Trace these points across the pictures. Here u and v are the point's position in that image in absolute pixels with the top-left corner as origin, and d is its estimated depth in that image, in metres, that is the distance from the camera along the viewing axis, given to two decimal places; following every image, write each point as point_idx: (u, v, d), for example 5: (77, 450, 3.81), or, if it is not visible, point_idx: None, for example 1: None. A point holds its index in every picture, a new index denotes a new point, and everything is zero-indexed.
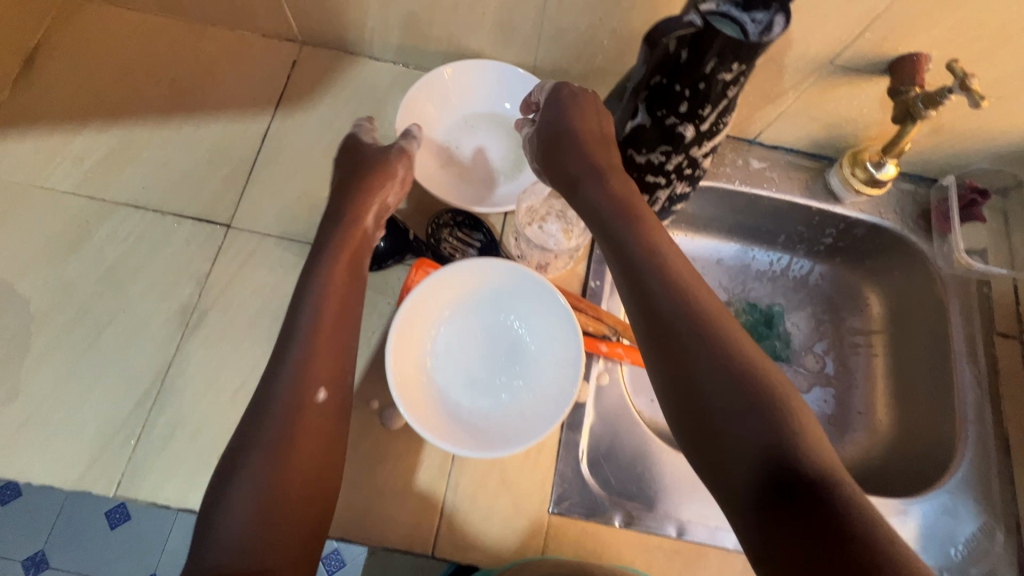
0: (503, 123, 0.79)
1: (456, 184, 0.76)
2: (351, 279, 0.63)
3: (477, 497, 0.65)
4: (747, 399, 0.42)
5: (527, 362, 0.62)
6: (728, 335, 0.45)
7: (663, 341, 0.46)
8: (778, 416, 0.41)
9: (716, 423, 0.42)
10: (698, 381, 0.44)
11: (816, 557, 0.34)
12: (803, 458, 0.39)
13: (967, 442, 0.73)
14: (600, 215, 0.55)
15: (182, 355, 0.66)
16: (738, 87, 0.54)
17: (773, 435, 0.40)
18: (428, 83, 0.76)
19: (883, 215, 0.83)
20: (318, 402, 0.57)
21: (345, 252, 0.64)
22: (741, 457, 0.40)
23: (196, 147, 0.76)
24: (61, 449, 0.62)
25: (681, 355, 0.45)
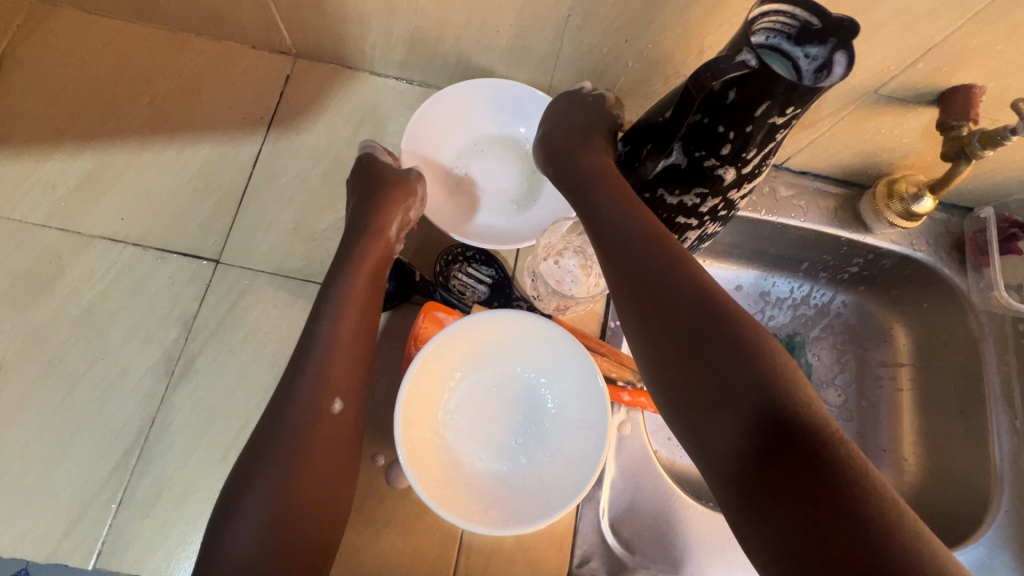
0: (517, 148, 0.73)
1: (465, 216, 0.70)
2: (374, 289, 0.58)
3: (491, 561, 0.60)
4: (733, 363, 0.37)
5: (548, 422, 0.57)
6: (703, 283, 0.42)
7: (635, 292, 0.44)
8: (758, 365, 0.37)
9: (690, 376, 0.39)
10: (670, 333, 0.41)
11: (793, 503, 0.31)
12: (786, 408, 0.35)
13: (1004, 492, 0.69)
14: (580, 181, 0.55)
15: (168, 407, 0.61)
16: (788, 130, 0.48)
17: (750, 384, 0.36)
18: (435, 104, 0.70)
19: (916, 246, 0.79)
20: (334, 413, 0.50)
21: (370, 260, 0.59)
22: (725, 418, 0.36)
23: (181, 172, 0.70)
24: (37, 515, 0.56)
25: (653, 306, 0.42)
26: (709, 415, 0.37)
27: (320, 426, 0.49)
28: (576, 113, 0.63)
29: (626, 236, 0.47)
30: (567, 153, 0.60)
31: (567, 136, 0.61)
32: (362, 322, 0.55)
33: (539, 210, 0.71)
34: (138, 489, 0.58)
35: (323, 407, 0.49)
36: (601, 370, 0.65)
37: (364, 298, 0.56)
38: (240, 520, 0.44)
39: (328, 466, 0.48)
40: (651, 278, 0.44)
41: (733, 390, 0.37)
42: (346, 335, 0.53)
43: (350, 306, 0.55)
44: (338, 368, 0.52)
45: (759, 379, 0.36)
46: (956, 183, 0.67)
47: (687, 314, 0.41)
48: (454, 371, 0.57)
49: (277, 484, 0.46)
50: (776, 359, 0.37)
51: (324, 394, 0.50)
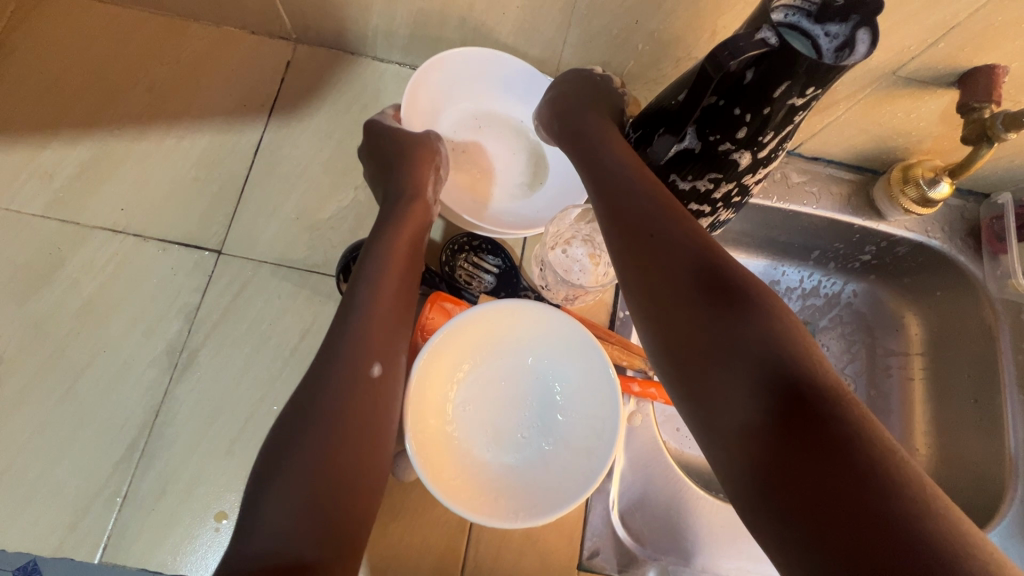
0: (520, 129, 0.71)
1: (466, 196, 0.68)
2: (412, 255, 0.56)
3: (501, 553, 0.59)
4: (742, 333, 0.36)
5: (557, 412, 0.56)
6: (711, 252, 0.40)
7: (640, 266, 0.42)
8: (768, 335, 0.36)
9: (698, 349, 0.37)
10: (676, 305, 0.39)
11: (809, 475, 0.30)
12: (797, 378, 0.33)
13: (1020, 482, 0.68)
14: (587, 151, 0.53)
15: (171, 401, 0.60)
16: (807, 111, 0.47)
17: (761, 354, 0.35)
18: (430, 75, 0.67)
19: (930, 233, 0.77)
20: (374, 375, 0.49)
21: (406, 232, 0.57)
22: (733, 390, 0.35)
23: (182, 160, 0.68)
24: (41, 510, 0.56)
25: (656, 278, 0.41)
26: (716, 387, 0.36)
27: None
28: (585, 82, 0.61)
29: (632, 206, 0.45)
30: (572, 128, 0.57)
31: (575, 109, 0.58)
32: None
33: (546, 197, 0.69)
34: (143, 482, 0.57)
35: (359, 384, 0.47)
36: (612, 359, 0.64)
37: (402, 276, 0.54)
38: (247, 515, 0.42)
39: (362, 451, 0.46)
40: (656, 248, 0.42)
41: (742, 359, 0.35)
42: None
43: (386, 286, 0.53)
44: None
45: (771, 349, 0.35)
46: (977, 168, 0.65)
47: (693, 284, 0.39)
48: (461, 362, 0.56)
49: (315, 466, 0.43)
50: (791, 333, 0.36)
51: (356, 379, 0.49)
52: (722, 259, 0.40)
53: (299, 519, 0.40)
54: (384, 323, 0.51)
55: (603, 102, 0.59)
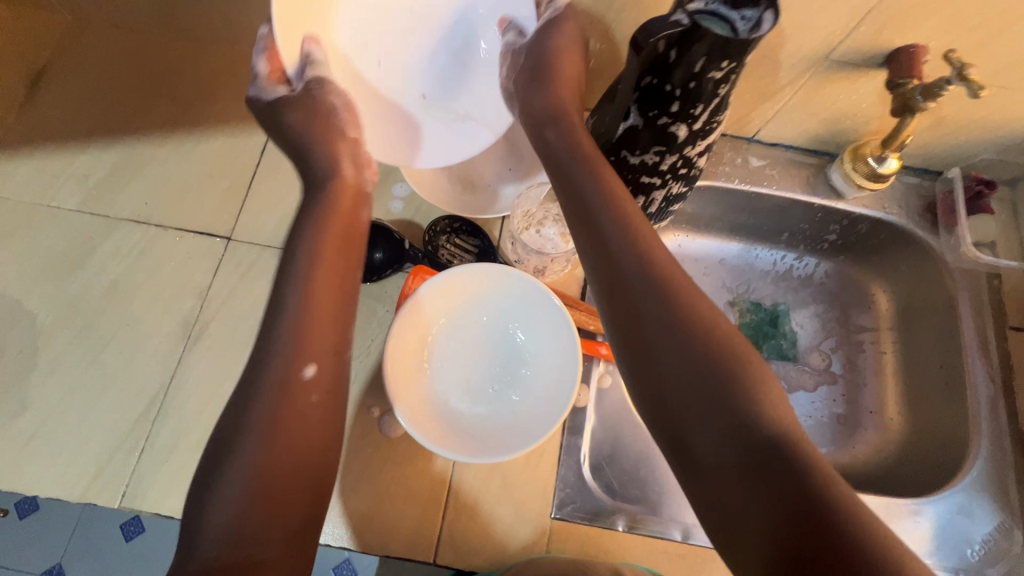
0: (446, 13, 0.66)
1: (415, 133, 0.70)
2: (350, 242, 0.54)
3: (479, 504, 0.63)
4: (712, 373, 0.41)
5: (526, 368, 0.62)
6: (683, 291, 0.44)
7: (620, 304, 0.45)
8: (733, 373, 0.41)
9: (672, 386, 0.42)
10: (654, 344, 0.43)
11: (770, 500, 0.36)
12: (756, 413, 0.39)
13: (982, 438, 0.71)
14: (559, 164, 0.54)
15: (184, 366, 0.67)
16: (730, 85, 0.53)
17: (727, 393, 0.40)
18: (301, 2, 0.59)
19: (887, 209, 0.82)
20: (308, 374, 0.48)
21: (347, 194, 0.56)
22: (704, 434, 0.40)
23: (197, 161, 0.77)
24: (66, 462, 0.62)
25: (635, 316, 0.44)
26: (691, 420, 0.40)
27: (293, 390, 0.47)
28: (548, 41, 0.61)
29: (612, 239, 0.47)
30: (541, 126, 0.58)
31: (536, 86, 0.60)
32: (336, 294, 0.51)
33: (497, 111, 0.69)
34: (158, 438, 0.64)
35: (293, 375, 0.47)
36: (579, 325, 0.68)
37: (336, 264, 0.52)
38: None
39: (309, 438, 0.47)
40: (633, 285, 0.45)
41: (712, 398, 0.40)
42: (315, 300, 0.50)
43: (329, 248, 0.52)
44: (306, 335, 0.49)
45: (735, 390, 0.40)
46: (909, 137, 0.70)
47: (669, 332, 0.43)
48: (437, 323, 0.62)
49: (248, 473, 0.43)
50: (749, 379, 0.41)
51: (299, 355, 0.48)
52: (689, 298, 0.44)
53: (238, 513, 0.42)
54: (327, 305, 0.50)
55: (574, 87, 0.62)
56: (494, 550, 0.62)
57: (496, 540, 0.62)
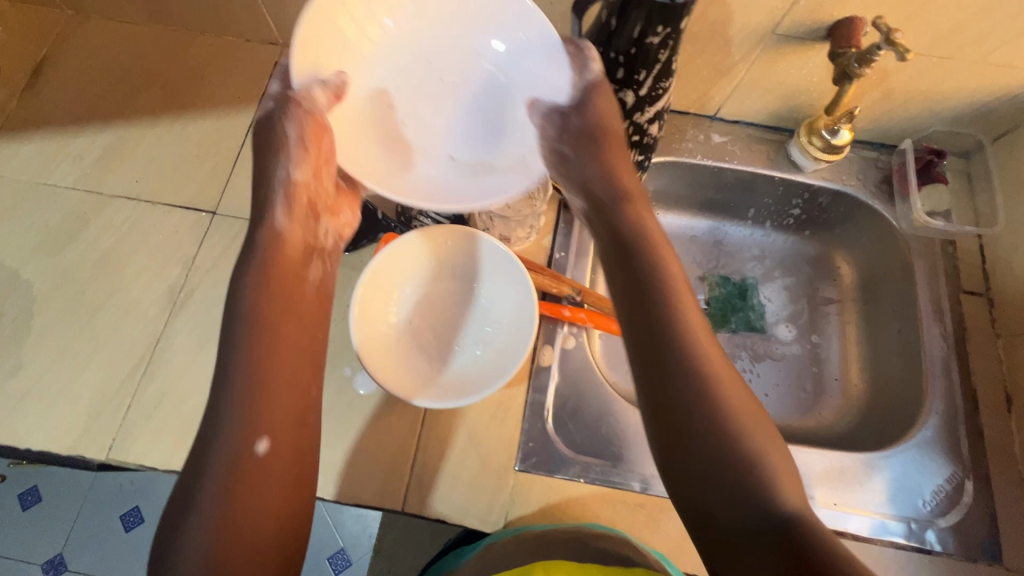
0: (476, 77, 0.64)
1: (436, 186, 0.62)
2: (294, 314, 0.55)
3: (446, 457, 0.66)
4: (739, 456, 0.43)
5: (485, 321, 0.66)
6: (721, 376, 0.46)
7: (659, 379, 0.46)
8: (758, 458, 0.43)
9: (699, 460, 0.43)
10: (688, 420, 0.44)
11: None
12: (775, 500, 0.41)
13: (935, 396, 0.73)
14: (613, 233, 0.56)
15: (170, 331, 0.71)
16: (671, 51, 0.57)
17: (751, 477, 0.42)
18: (329, 46, 0.57)
19: (845, 181, 0.85)
20: (260, 449, 0.47)
21: (291, 246, 0.58)
22: (725, 510, 0.42)
23: (186, 142, 0.82)
24: (57, 418, 0.66)
25: (676, 393, 0.45)
26: (712, 497, 0.42)
27: (250, 456, 0.46)
28: (592, 110, 0.59)
29: (657, 315, 0.48)
30: (602, 209, 0.58)
31: (588, 155, 0.60)
32: (286, 364, 0.51)
33: (525, 166, 0.62)
34: (143, 396, 0.68)
35: (245, 451, 0.46)
36: (542, 288, 0.72)
37: (284, 337, 0.52)
38: None
39: (269, 505, 0.46)
40: (674, 364, 0.46)
41: (735, 479, 0.42)
42: (270, 369, 0.50)
43: (278, 319, 0.53)
44: (259, 407, 0.48)
45: (757, 475, 0.42)
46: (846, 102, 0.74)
47: (710, 423, 0.44)
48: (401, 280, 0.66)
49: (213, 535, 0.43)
50: (775, 476, 0.42)
51: (251, 429, 0.47)
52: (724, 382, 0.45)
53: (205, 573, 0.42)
54: (279, 374, 0.50)
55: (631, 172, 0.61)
56: (460, 500, 0.65)
57: (462, 490, 0.65)
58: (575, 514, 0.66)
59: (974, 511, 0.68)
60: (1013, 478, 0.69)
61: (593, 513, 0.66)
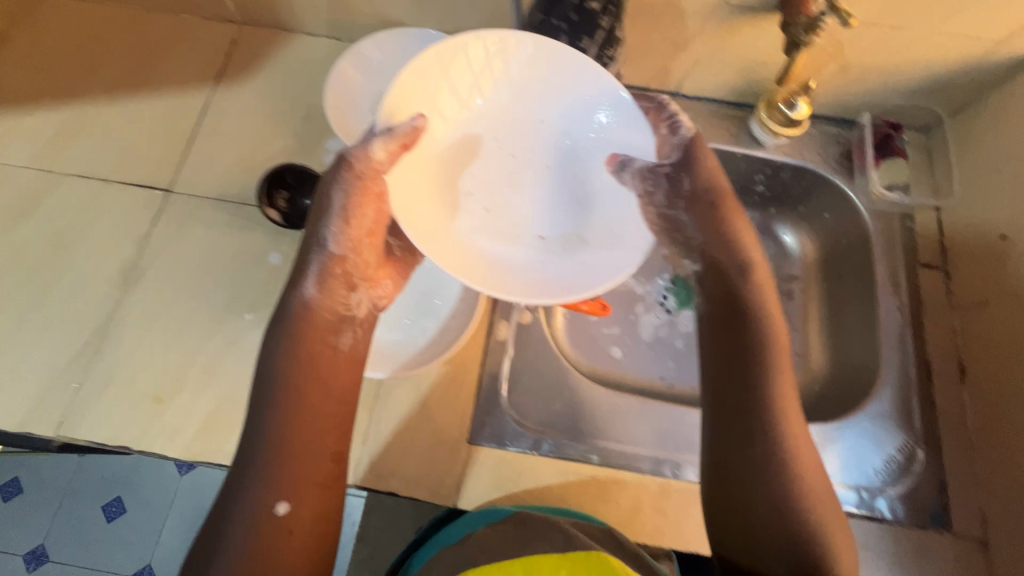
0: (556, 148, 0.69)
1: (521, 255, 0.64)
2: (325, 389, 0.59)
3: (398, 429, 0.66)
4: (777, 489, 0.57)
5: (432, 299, 0.73)
6: (786, 429, 0.59)
7: (733, 415, 0.61)
8: (790, 497, 0.56)
9: (744, 487, 0.58)
10: (749, 451, 0.58)
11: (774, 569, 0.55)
12: (798, 527, 0.55)
13: (889, 368, 0.74)
14: (732, 298, 0.66)
15: (123, 308, 0.71)
16: (609, 19, 0.71)
17: (778, 510, 0.56)
18: (424, 90, 0.62)
19: (806, 157, 0.84)
20: (277, 514, 0.53)
21: (321, 326, 0.61)
22: (758, 526, 0.56)
23: (142, 121, 0.81)
24: (6, 395, 0.66)
25: (744, 430, 0.59)
26: (744, 511, 0.57)
27: (263, 518, 0.53)
28: (699, 172, 0.69)
29: (749, 371, 0.62)
30: (720, 271, 0.68)
31: (692, 210, 0.69)
32: (314, 432, 0.57)
33: (615, 239, 0.64)
34: (94, 373, 0.68)
35: (265, 515, 0.53)
36: None
37: (315, 413, 0.57)
38: None
39: (293, 556, 0.53)
40: (741, 407, 0.60)
41: (772, 507, 0.56)
42: (301, 434, 0.56)
43: (297, 397, 0.57)
44: (282, 472, 0.54)
45: (790, 506, 0.56)
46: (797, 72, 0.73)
47: (760, 455, 0.58)
48: None
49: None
50: (813, 519, 0.56)
51: (270, 493, 0.54)
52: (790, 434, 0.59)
53: None
54: (305, 438, 0.56)
55: (750, 234, 0.70)
56: (412, 473, 0.65)
57: (414, 463, 0.65)
58: (527, 487, 0.66)
59: (925, 479, 0.68)
60: (963, 446, 0.70)
61: (544, 485, 0.66)
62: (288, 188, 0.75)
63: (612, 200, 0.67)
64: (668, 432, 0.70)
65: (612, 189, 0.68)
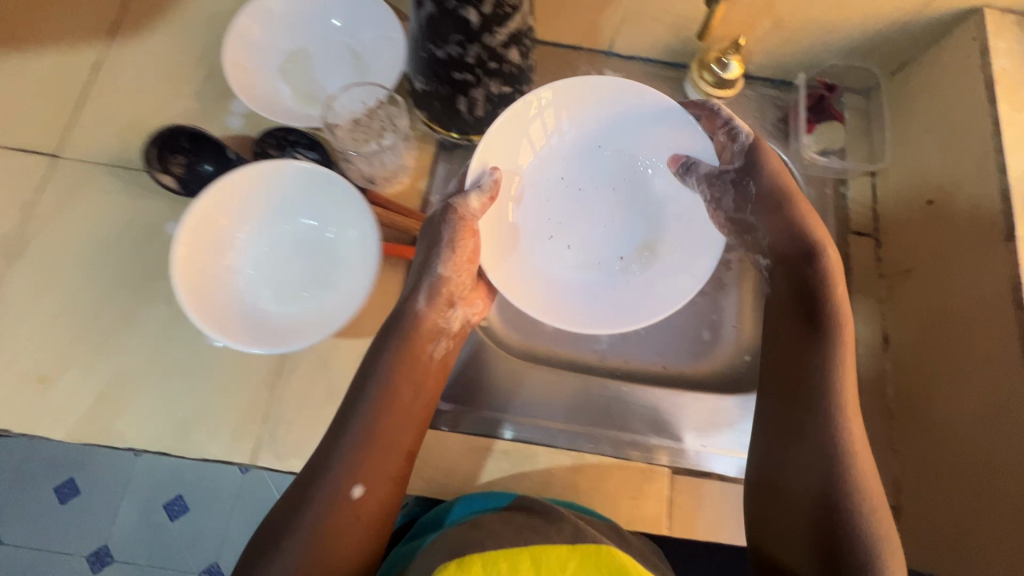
0: (627, 175, 0.75)
1: (595, 282, 0.73)
2: (416, 385, 0.62)
3: (301, 407, 0.64)
4: (829, 481, 0.56)
5: (339, 269, 0.62)
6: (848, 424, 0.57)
7: (790, 404, 0.61)
8: (844, 494, 0.55)
9: (790, 474, 0.58)
10: (802, 440, 0.59)
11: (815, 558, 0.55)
12: (846, 520, 0.54)
13: None
14: (801, 281, 0.64)
15: (5, 284, 0.66)
16: None
17: (825, 500, 0.55)
18: (509, 144, 0.70)
19: (742, 121, 0.81)
20: (352, 496, 0.56)
21: (421, 333, 0.63)
22: (796, 510, 0.57)
23: (25, 79, 0.74)
24: None
25: (796, 418, 0.60)
26: (787, 495, 0.58)
27: (340, 496, 0.56)
28: (765, 174, 0.68)
29: (814, 357, 0.60)
30: (787, 265, 0.66)
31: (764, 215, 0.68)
32: (398, 424, 0.60)
33: (682, 258, 0.73)
34: None
35: (342, 496, 0.56)
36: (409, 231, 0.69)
37: (404, 407, 0.60)
38: None
39: (354, 534, 0.56)
40: (798, 397, 0.60)
41: (816, 495, 0.56)
42: (386, 424, 0.59)
43: (399, 390, 0.61)
44: (370, 457, 0.57)
45: (838, 500, 0.55)
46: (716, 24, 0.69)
47: (825, 453, 0.57)
48: (240, 227, 0.61)
49: (308, 546, 0.54)
50: (863, 515, 0.54)
51: (348, 476, 0.56)
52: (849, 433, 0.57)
53: None
54: (390, 432, 0.59)
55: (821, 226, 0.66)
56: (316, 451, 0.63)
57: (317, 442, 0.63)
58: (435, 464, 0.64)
59: None
60: (881, 413, 0.71)
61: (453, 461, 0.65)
62: (183, 151, 0.68)
63: (685, 226, 0.74)
64: (586, 404, 0.70)
65: (675, 214, 0.75)
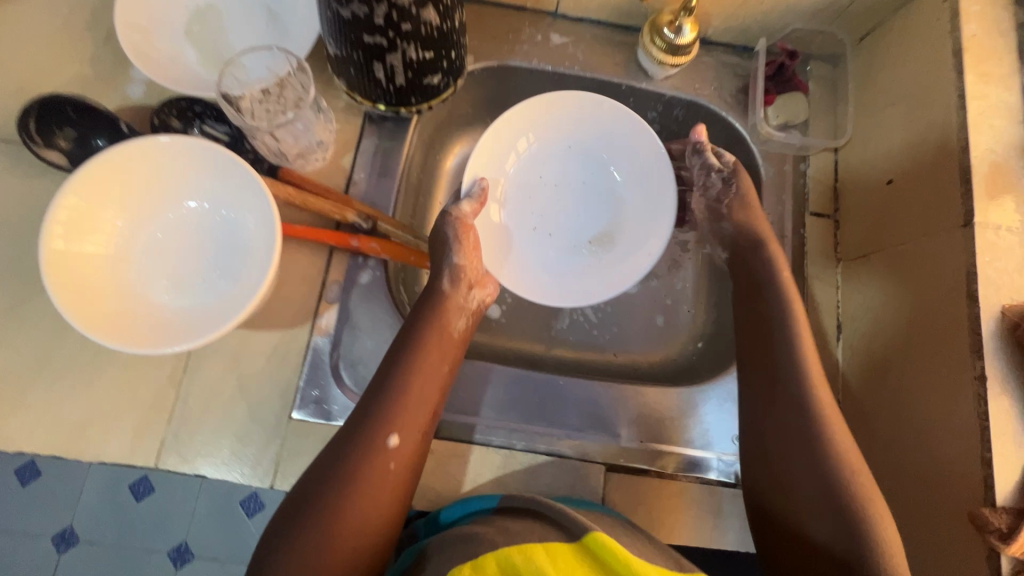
0: (597, 174, 0.74)
1: (587, 269, 0.71)
2: (450, 351, 0.59)
3: (209, 404, 0.60)
4: (825, 454, 0.54)
5: (237, 257, 0.57)
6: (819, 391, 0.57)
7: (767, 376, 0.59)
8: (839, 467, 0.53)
9: (778, 453, 0.56)
10: (782, 415, 0.57)
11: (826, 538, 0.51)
12: (849, 491, 0.52)
13: None
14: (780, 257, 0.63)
15: None
16: None
17: (825, 473, 0.53)
18: (485, 150, 0.69)
19: (699, 91, 0.75)
20: (391, 446, 0.52)
21: (447, 308, 0.60)
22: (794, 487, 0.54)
23: None
24: None
25: (780, 388, 0.58)
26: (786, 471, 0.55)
27: (375, 445, 0.51)
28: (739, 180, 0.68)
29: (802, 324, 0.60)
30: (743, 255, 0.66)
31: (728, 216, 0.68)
32: (435, 387, 0.57)
33: (642, 241, 0.70)
34: None
35: (380, 443, 0.52)
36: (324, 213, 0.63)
37: (442, 367, 0.57)
38: None
39: (385, 491, 0.51)
40: (773, 372, 0.59)
41: (815, 471, 0.53)
42: (423, 379, 0.56)
43: (435, 350, 0.57)
44: (407, 408, 0.54)
45: (836, 474, 0.53)
46: None
47: (797, 416, 0.56)
48: (122, 214, 0.55)
49: (340, 489, 0.49)
50: (859, 481, 0.52)
51: (387, 424, 0.53)
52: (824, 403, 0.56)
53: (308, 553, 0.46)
54: (429, 393, 0.56)
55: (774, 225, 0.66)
56: (227, 451, 0.59)
57: (228, 441, 0.59)
58: None
59: None
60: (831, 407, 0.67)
61: None
62: (68, 125, 0.61)
63: (643, 211, 0.71)
64: (521, 400, 0.65)
65: (636, 203, 0.72)
